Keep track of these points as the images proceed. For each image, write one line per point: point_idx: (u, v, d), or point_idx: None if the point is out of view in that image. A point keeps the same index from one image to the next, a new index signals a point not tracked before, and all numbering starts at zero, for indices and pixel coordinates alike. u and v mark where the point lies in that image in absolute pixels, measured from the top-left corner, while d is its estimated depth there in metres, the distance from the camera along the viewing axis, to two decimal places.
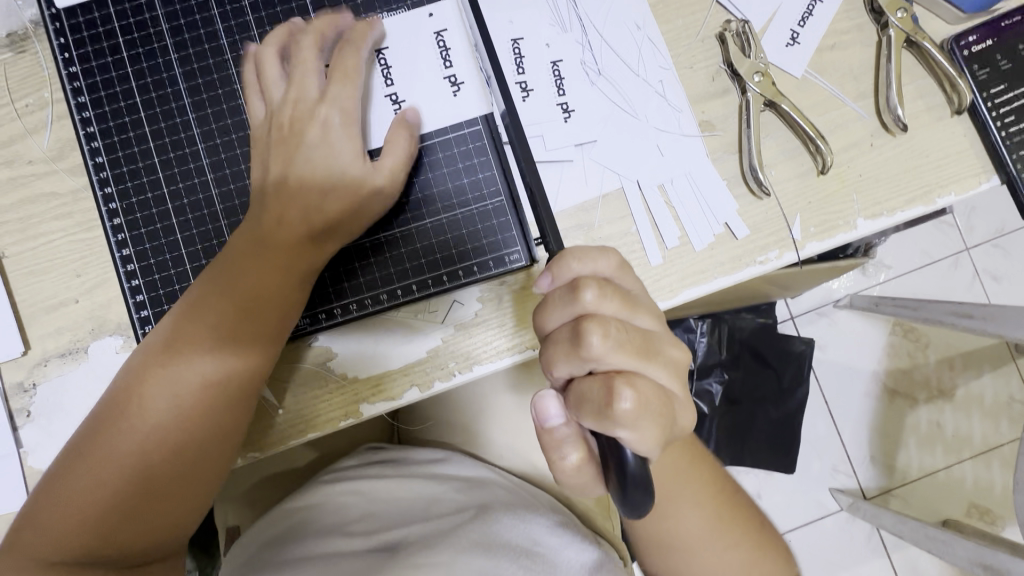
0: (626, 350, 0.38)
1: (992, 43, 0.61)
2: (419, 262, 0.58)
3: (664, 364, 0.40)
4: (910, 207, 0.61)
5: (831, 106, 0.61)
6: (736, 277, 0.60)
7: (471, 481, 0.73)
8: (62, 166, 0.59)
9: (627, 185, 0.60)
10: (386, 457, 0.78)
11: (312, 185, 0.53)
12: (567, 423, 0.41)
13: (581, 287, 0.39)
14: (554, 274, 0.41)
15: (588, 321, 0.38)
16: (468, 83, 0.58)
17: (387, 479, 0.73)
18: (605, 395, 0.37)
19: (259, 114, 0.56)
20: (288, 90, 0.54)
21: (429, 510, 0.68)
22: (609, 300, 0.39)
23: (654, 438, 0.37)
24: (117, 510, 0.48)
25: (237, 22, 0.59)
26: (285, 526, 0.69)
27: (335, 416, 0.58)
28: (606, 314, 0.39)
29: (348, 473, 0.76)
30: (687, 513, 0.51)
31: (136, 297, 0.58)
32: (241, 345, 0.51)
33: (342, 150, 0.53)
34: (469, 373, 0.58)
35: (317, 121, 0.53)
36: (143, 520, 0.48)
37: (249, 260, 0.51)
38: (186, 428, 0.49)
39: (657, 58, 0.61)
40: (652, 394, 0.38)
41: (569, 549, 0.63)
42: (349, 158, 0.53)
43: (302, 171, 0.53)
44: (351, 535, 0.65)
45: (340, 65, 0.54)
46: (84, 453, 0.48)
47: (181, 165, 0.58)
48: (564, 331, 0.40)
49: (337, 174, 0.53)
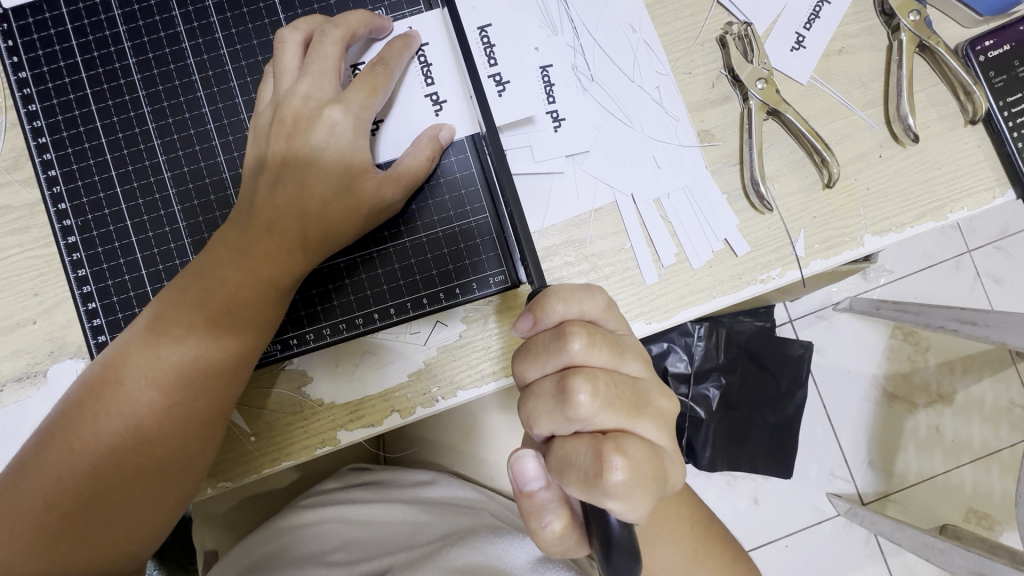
0: (615, 405, 0.36)
1: (1009, 48, 0.57)
2: (397, 284, 0.55)
3: (654, 418, 0.37)
4: (921, 223, 0.57)
5: (838, 115, 0.58)
6: (736, 296, 0.56)
7: (458, 505, 0.70)
8: (17, 178, 0.55)
9: (621, 199, 0.56)
10: (368, 480, 0.75)
11: (283, 202, 0.48)
12: (549, 485, 0.39)
13: (569, 334, 0.37)
14: (537, 317, 0.38)
15: (576, 375, 0.35)
16: (452, 101, 0.55)
17: (370, 503, 0.71)
18: (593, 462, 0.34)
19: (264, 104, 0.52)
20: (301, 83, 0.49)
21: (414, 538, 0.66)
22: (595, 350, 0.37)
23: (645, 505, 0.34)
24: (62, 535, 0.43)
25: (200, 24, 0.55)
26: (261, 553, 0.65)
27: (310, 444, 0.55)
28: (595, 366, 0.37)
29: (329, 497, 0.73)
30: (664, 547, 0.48)
31: (93, 322, 0.54)
32: (211, 359, 0.46)
33: (336, 161, 0.49)
34: (453, 399, 0.55)
35: (328, 123, 0.49)
36: (92, 547, 0.44)
37: (219, 269, 0.47)
38: (147, 448, 0.45)
39: (653, 63, 0.57)
40: (644, 453, 0.35)
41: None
42: (358, 169, 0.49)
43: (275, 186, 0.49)
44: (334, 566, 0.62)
45: (371, 73, 0.50)
46: (34, 469, 0.44)
47: (141, 178, 0.55)
48: (548, 384, 0.37)
49: (341, 184, 0.49)
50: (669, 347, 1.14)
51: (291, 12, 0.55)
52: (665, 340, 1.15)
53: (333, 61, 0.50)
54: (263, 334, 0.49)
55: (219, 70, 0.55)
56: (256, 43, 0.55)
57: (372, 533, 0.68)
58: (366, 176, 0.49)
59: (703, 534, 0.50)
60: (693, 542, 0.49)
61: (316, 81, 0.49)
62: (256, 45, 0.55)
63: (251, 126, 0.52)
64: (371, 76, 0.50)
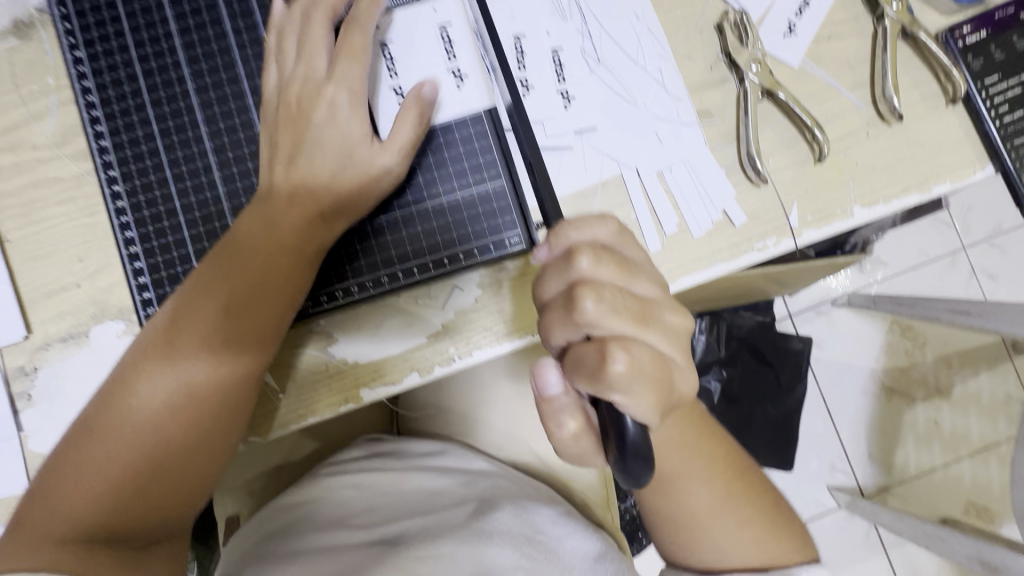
0: (622, 315, 0.38)
1: (987, 34, 0.62)
2: (420, 245, 0.58)
3: (661, 332, 0.39)
4: (906, 195, 0.61)
5: (828, 96, 0.62)
6: (734, 265, 0.60)
7: (469, 471, 0.73)
8: (66, 152, 0.60)
9: (626, 172, 0.60)
10: (384, 451, 0.79)
11: (296, 177, 0.53)
12: (567, 390, 0.41)
13: (577, 253, 0.39)
14: (551, 243, 0.42)
15: (582, 286, 0.38)
16: (471, 76, 0.59)
17: (389, 472, 0.74)
18: (598, 357, 0.37)
19: (272, 92, 0.56)
20: (299, 69, 0.54)
21: (431, 502, 0.68)
22: (605, 268, 0.39)
23: (649, 402, 0.37)
24: (129, 485, 0.47)
25: (240, 8, 0.60)
26: (286, 520, 0.68)
27: (335, 401, 0.59)
28: (603, 281, 0.39)
29: (348, 467, 0.76)
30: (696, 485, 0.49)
31: (139, 280, 0.58)
32: (249, 321, 0.51)
33: (333, 131, 0.53)
34: (469, 358, 0.59)
35: (325, 100, 0.53)
36: (157, 493, 0.49)
37: (256, 239, 0.52)
38: (198, 401, 0.49)
39: (656, 47, 0.62)
40: (648, 357, 0.37)
41: (566, 537, 0.63)
42: (354, 138, 0.53)
43: (286, 165, 0.53)
44: (357, 530, 0.64)
45: (349, 44, 0.53)
46: (92, 428, 0.48)
47: (185, 149, 0.59)
48: (560, 298, 0.40)
49: (343, 154, 0.53)
50: None
51: None
52: None
53: (316, 44, 0.54)
54: (296, 297, 0.53)
55: (256, 49, 0.59)
56: None
57: (389, 500, 0.70)
58: (361, 142, 0.53)
59: None
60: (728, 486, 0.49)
61: (304, 64, 0.54)
62: None
63: (264, 110, 0.57)
64: (349, 47, 0.53)
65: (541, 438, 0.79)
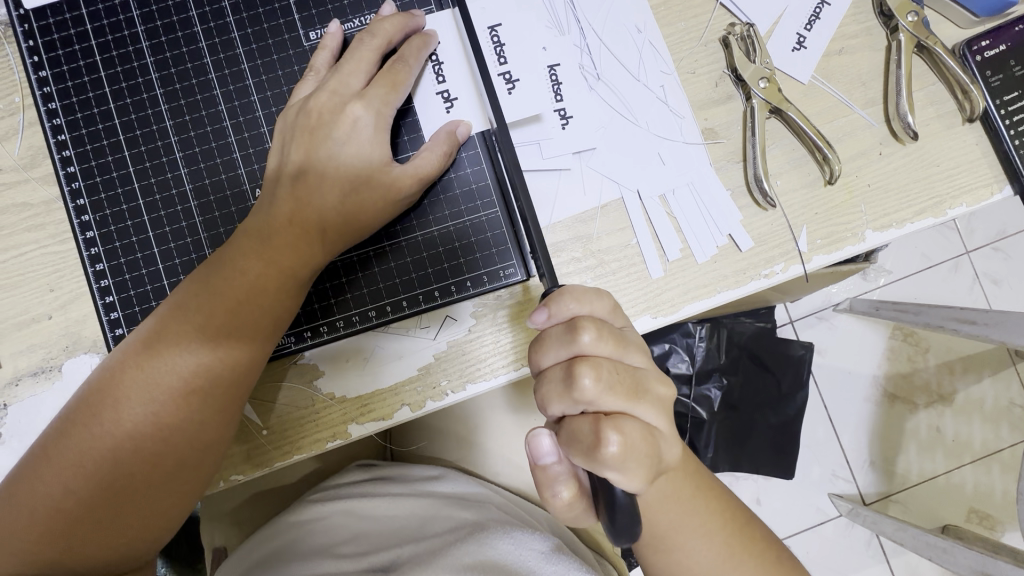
0: (620, 395, 0.37)
1: (1005, 48, 0.58)
2: (410, 276, 0.55)
3: (654, 404, 0.38)
4: (921, 219, 0.58)
5: (839, 114, 0.59)
6: (740, 291, 0.58)
7: (465, 499, 0.70)
8: (34, 175, 0.56)
9: (627, 195, 0.57)
10: (378, 474, 0.75)
11: (303, 195, 0.50)
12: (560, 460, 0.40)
13: (581, 327, 0.37)
14: (551, 309, 0.39)
15: (582, 363, 0.37)
16: (462, 98, 0.56)
17: (378, 497, 0.71)
18: (593, 437, 0.36)
19: (296, 100, 0.53)
20: (330, 80, 0.51)
21: (422, 530, 0.66)
22: (605, 343, 0.38)
23: (641, 481, 0.36)
24: (82, 520, 0.44)
25: (216, 25, 0.56)
26: (272, 547, 0.66)
27: (321, 438, 0.56)
28: (601, 356, 0.38)
29: (337, 490, 0.73)
30: (694, 541, 0.48)
31: (110, 315, 0.55)
32: (227, 353, 0.47)
33: (354, 154, 0.51)
34: (463, 392, 0.56)
35: (350, 119, 0.50)
36: (109, 533, 0.45)
37: (238, 262, 0.48)
38: (164, 438, 0.46)
39: (658, 63, 0.58)
40: (640, 437, 0.36)
41: (556, 564, 0.61)
42: (377, 163, 0.51)
43: (296, 179, 0.50)
44: (346, 560, 0.63)
45: (392, 70, 0.52)
46: (53, 454, 0.45)
47: (158, 175, 0.56)
48: (557, 370, 0.38)
49: (361, 177, 0.50)
50: (671, 348, 1.14)
51: (305, 12, 0.57)
52: (668, 341, 1.15)
53: (357, 60, 0.52)
54: (277, 329, 0.49)
55: (233, 67, 0.56)
56: (272, 43, 0.56)
57: (383, 527, 0.68)
58: (381, 168, 0.51)
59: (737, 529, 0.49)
60: (727, 537, 0.48)
61: (337, 78, 0.51)
62: (272, 45, 0.56)
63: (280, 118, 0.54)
64: (389, 71, 0.52)
65: None
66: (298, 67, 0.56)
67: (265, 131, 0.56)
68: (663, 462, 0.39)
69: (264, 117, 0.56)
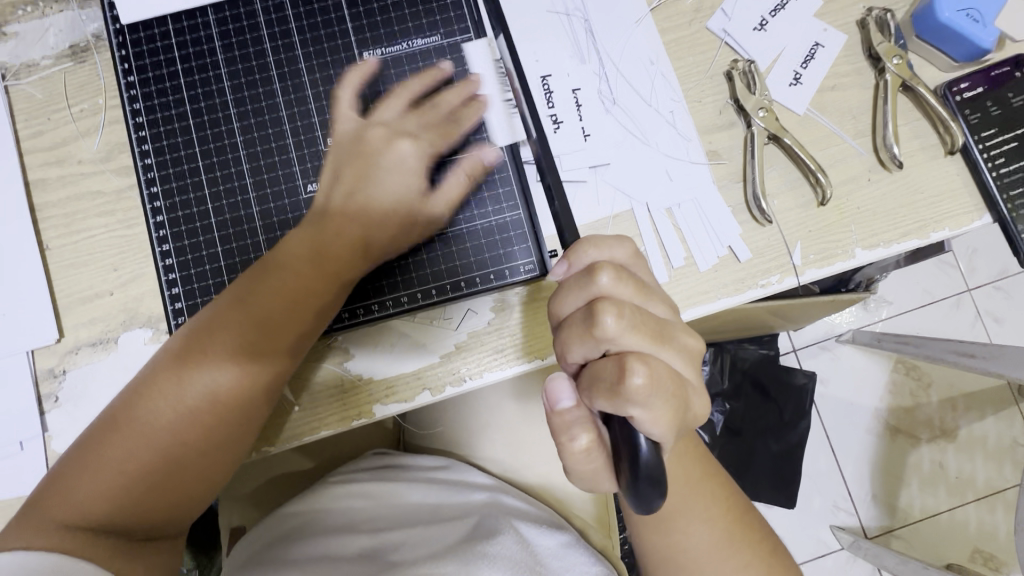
0: (642, 332, 0.38)
1: (983, 90, 0.65)
2: (439, 267, 0.61)
3: (678, 350, 0.39)
4: (906, 240, 0.64)
5: (831, 142, 0.65)
6: (739, 298, 0.63)
7: (471, 485, 0.74)
8: (109, 167, 0.64)
9: (637, 207, 0.63)
10: (387, 462, 0.79)
11: (354, 210, 0.55)
12: (579, 404, 0.39)
13: (597, 269, 0.40)
14: (570, 260, 0.43)
15: (603, 302, 0.38)
16: (493, 111, 0.63)
17: (388, 482, 0.74)
18: (617, 371, 0.36)
19: (343, 129, 0.58)
20: (383, 118, 0.58)
21: (432, 514, 0.70)
22: (625, 285, 0.39)
23: (665, 415, 0.36)
24: (141, 483, 0.50)
25: (283, 43, 0.64)
26: (290, 526, 0.69)
27: (348, 415, 0.61)
28: (622, 296, 0.39)
29: (339, 481, 0.76)
30: (694, 523, 0.50)
31: (172, 291, 0.61)
32: (278, 345, 0.53)
33: (398, 182, 0.56)
34: (479, 379, 0.61)
35: (397, 152, 0.56)
36: (165, 496, 0.51)
37: (295, 260, 0.54)
38: (212, 416, 0.51)
39: (668, 91, 0.65)
40: (666, 375, 0.37)
41: (544, 535, 0.66)
42: (417, 193, 0.57)
43: (349, 196, 0.56)
44: (360, 536, 0.65)
45: (438, 115, 0.59)
46: (122, 421, 0.50)
47: (223, 169, 0.63)
48: (578, 315, 0.40)
49: (402, 202, 0.56)
50: None
51: (361, 35, 0.64)
52: None
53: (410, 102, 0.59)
54: (323, 322, 0.55)
55: (295, 80, 0.64)
56: (330, 60, 0.64)
57: (393, 511, 0.71)
58: (421, 199, 0.57)
59: (736, 519, 0.51)
60: (723, 525, 0.50)
61: (388, 116, 0.58)
62: (330, 61, 0.64)
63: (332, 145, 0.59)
64: (434, 115, 0.59)
65: (544, 463, 0.79)
66: None
67: (319, 136, 0.63)
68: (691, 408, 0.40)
69: (319, 123, 0.63)
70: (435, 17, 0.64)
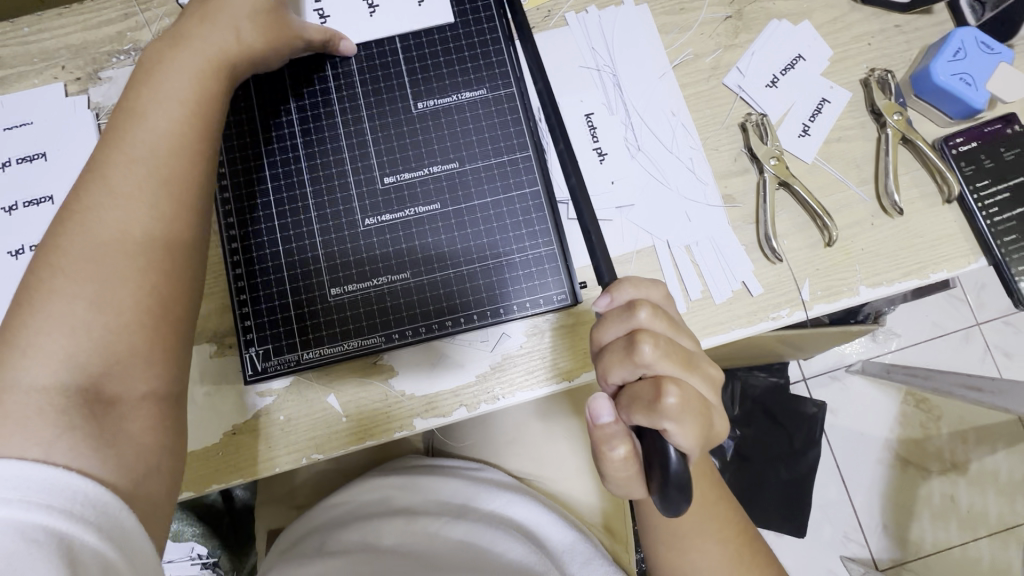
0: (675, 360, 0.43)
1: (977, 144, 0.71)
2: (480, 295, 0.66)
3: (704, 378, 0.45)
4: (907, 280, 0.69)
5: (837, 189, 0.71)
6: (752, 329, 0.68)
7: (502, 484, 0.78)
8: None
9: (658, 244, 0.70)
10: (423, 461, 0.84)
11: (200, 12, 0.57)
12: (618, 419, 0.45)
13: (637, 305, 0.45)
14: (613, 295, 0.47)
15: (642, 332, 0.44)
16: (532, 155, 0.69)
17: (424, 475, 0.78)
18: (654, 392, 0.42)
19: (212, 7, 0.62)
20: None
21: (463, 506, 0.74)
22: (660, 319, 0.45)
23: (694, 432, 0.41)
24: (100, 326, 0.46)
25: (345, 85, 0.69)
26: (335, 515, 0.75)
27: (391, 427, 0.66)
28: (658, 329, 0.45)
29: (375, 473, 0.81)
30: (707, 542, 0.54)
31: (240, 313, 0.65)
32: (183, 128, 0.53)
33: (222, 16, 0.57)
34: (511, 398, 0.67)
35: None
36: (130, 335, 0.47)
37: (172, 65, 0.54)
38: (140, 252, 0.49)
39: (688, 140, 0.72)
40: (694, 397, 0.42)
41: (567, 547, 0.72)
42: (231, 29, 0.57)
43: (200, 9, 0.57)
44: (398, 523, 0.69)
45: None
46: (38, 278, 0.47)
47: (288, 199, 0.67)
48: (618, 343, 0.45)
49: (227, 10, 0.57)
50: None
51: (416, 85, 0.70)
52: None
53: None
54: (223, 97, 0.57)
55: (355, 114, 0.69)
56: (387, 104, 0.69)
57: (426, 499, 0.75)
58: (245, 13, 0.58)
59: (747, 541, 0.55)
60: (737, 545, 0.55)
61: None
62: (386, 105, 0.69)
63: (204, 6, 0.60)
64: None
65: (564, 479, 0.84)
66: (405, 126, 0.69)
67: (377, 173, 0.68)
68: (713, 428, 0.46)
69: (377, 162, 0.68)
70: (484, 71, 0.71)
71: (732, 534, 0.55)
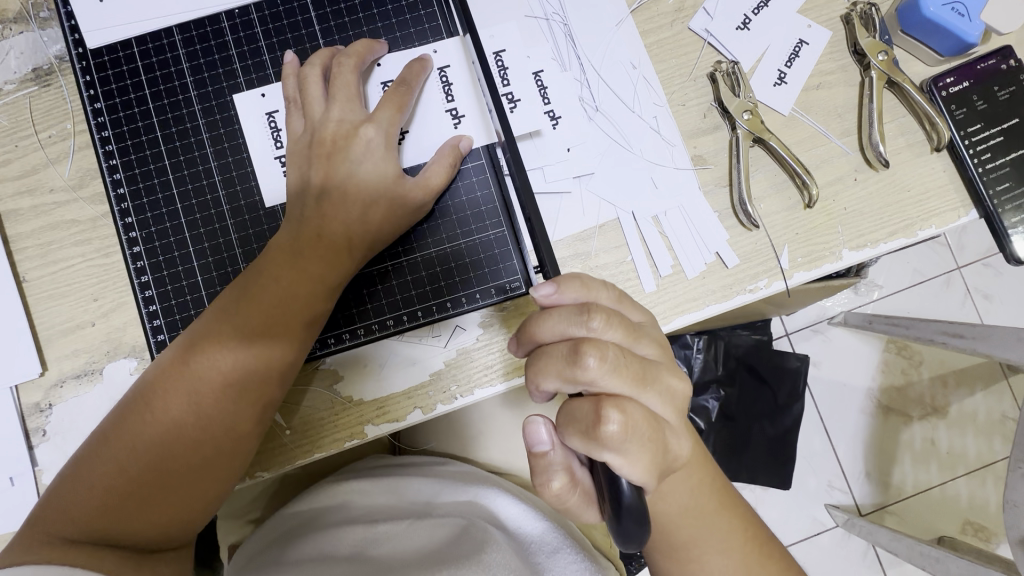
0: (624, 378, 0.39)
1: (969, 84, 0.64)
2: (425, 289, 0.61)
3: (659, 393, 0.40)
4: (893, 239, 0.63)
5: (817, 143, 0.64)
6: (727, 304, 0.62)
7: (467, 475, 0.74)
8: (83, 195, 0.62)
9: (623, 217, 0.62)
10: (382, 462, 0.79)
11: (381, 164, 0.56)
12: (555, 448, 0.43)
13: (590, 313, 0.40)
14: (559, 290, 0.42)
15: (587, 344, 0.39)
16: (469, 116, 0.61)
17: (386, 477, 0.74)
18: (594, 415, 0.38)
19: (298, 134, 0.58)
20: (334, 111, 0.56)
21: (428, 505, 0.70)
22: (612, 330, 0.40)
23: (639, 461, 0.37)
24: (157, 477, 0.50)
25: (253, 62, 0.63)
26: (289, 525, 0.69)
27: (339, 438, 0.60)
28: (609, 341, 0.40)
29: (334, 478, 0.76)
30: (712, 554, 0.50)
31: (153, 323, 0.60)
32: (289, 325, 0.53)
33: (370, 171, 0.56)
34: (470, 396, 0.61)
35: (364, 141, 0.56)
36: (169, 501, 0.50)
37: (326, 216, 0.55)
38: (191, 477, 0.51)
39: (652, 96, 0.64)
40: (642, 422, 0.38)
41: (538, 536, 0.67)
42: (391, 178, 0.56)
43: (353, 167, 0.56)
44: (355, 529, 0.65)
45: (396, 94, 0.57)
46: (139, 411, 0.51)
47: (198, 196, 0.62)
48: (560, 350, 0.41)
49: (379, 193, 0.56)
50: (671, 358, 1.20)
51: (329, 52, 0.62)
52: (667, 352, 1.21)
53: (342, 85, 0.57)
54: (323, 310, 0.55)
55: (264, 87, 0.62)
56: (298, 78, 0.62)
57: (388, 503, 0.71)
58: (394, 181, 0.56)
59: (756, 547, 0.51)
60: (746, 553, 0.50)
61: (335, 105, 0.56)
62: None
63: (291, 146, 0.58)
64: (393, 94, 0.57)
65: None
66: None
67: None
68: (672, 453, 0.41)
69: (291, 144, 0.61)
70: (410, 30, 0.63)
71: (739, 541, 0.50)
